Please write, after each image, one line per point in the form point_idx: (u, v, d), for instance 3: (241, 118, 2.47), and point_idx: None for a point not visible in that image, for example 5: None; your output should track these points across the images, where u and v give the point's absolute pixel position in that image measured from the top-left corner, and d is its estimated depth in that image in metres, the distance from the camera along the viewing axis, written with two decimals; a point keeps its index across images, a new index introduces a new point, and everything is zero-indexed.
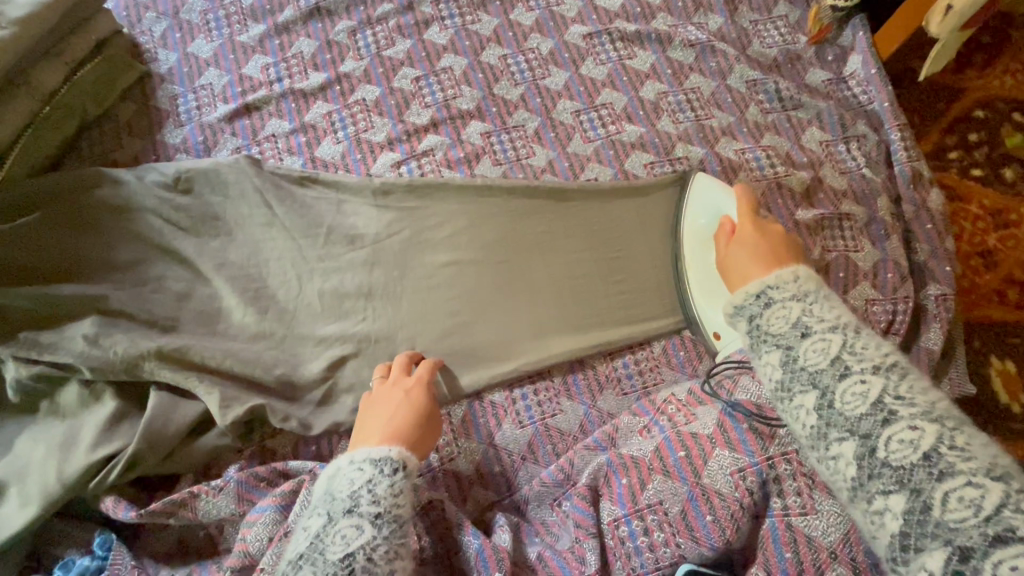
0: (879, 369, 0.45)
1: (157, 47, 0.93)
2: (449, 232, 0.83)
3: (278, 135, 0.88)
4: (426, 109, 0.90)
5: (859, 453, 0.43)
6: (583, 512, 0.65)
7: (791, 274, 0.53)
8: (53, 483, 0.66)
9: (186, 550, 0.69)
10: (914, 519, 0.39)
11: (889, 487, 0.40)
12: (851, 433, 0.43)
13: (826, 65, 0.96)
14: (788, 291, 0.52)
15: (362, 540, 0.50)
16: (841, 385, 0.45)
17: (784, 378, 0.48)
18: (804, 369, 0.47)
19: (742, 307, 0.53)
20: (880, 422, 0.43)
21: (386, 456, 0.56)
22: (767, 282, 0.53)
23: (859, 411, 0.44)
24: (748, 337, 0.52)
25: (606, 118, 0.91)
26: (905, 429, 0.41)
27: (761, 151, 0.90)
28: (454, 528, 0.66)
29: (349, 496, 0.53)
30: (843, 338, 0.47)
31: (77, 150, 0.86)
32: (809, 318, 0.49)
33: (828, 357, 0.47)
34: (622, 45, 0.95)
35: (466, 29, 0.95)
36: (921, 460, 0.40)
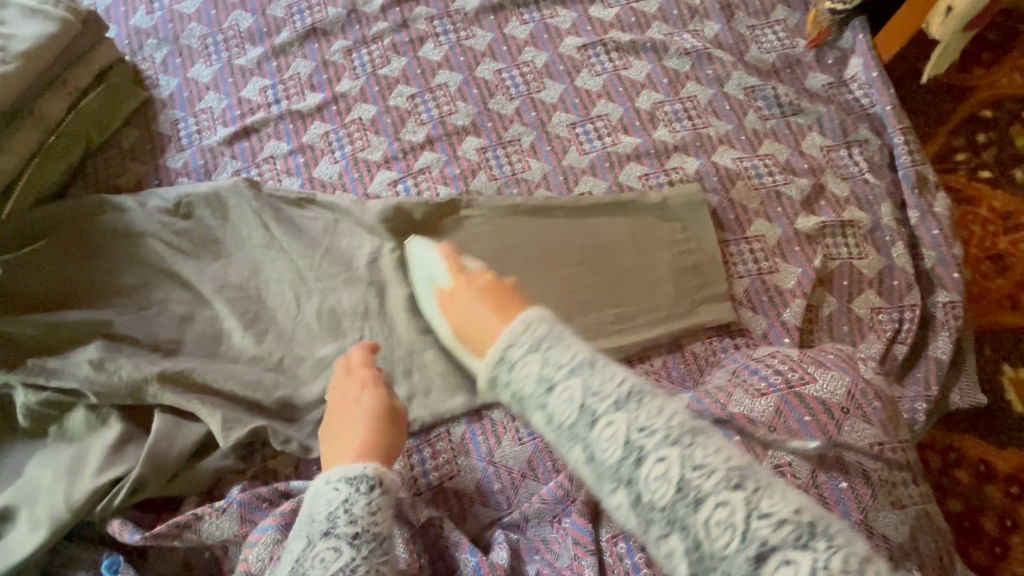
0: (620, 403, 0.43)
1: (158, 73, 0.95)
2: (440, 254, 0.83)
3: (276, 157, 0.90)
4: (422, 127, 0.91)
5: (630, 503, 0.41)
6: (581, 530, 0.65)
7: (520, 324, 0.50)
8: (60, 507, 0.67)
9: (191, 570, 0.70)
10: (694, 557, 0.39)
11: (658, 526, 0.40)
12: (618, 484, 0.41)
13: (827, 69, 0.95)
14: (523, 346, 0.48)
15: (340, 563, 0.50)
16: (593, 433, 0.43)
17: (554, 436, 0.45)
18: (563, 428, 0.44)
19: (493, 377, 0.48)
20: (634, 462, 0.41)
21: (362, 474, 0.56)
22: (502, 344, 0.50)
23: (615, 458, 0.42)
24: (511, 404, 0.48)
25: (602, 130, 0.91)
26: (655, 465, 0.41)
27: (760, 159, 0.89)
28: (451, 545, 0.67)
29: (326, 518, 0.53)
30: (582, 380, 0.45)
31: (82, 176, 0.88)
32: (549, 368, 0.46)
33: (574, 408, 0.44)
34: (618, 55, 0.95)
35: (460, 45, 0.96)
36: (677, 493, 0.40)
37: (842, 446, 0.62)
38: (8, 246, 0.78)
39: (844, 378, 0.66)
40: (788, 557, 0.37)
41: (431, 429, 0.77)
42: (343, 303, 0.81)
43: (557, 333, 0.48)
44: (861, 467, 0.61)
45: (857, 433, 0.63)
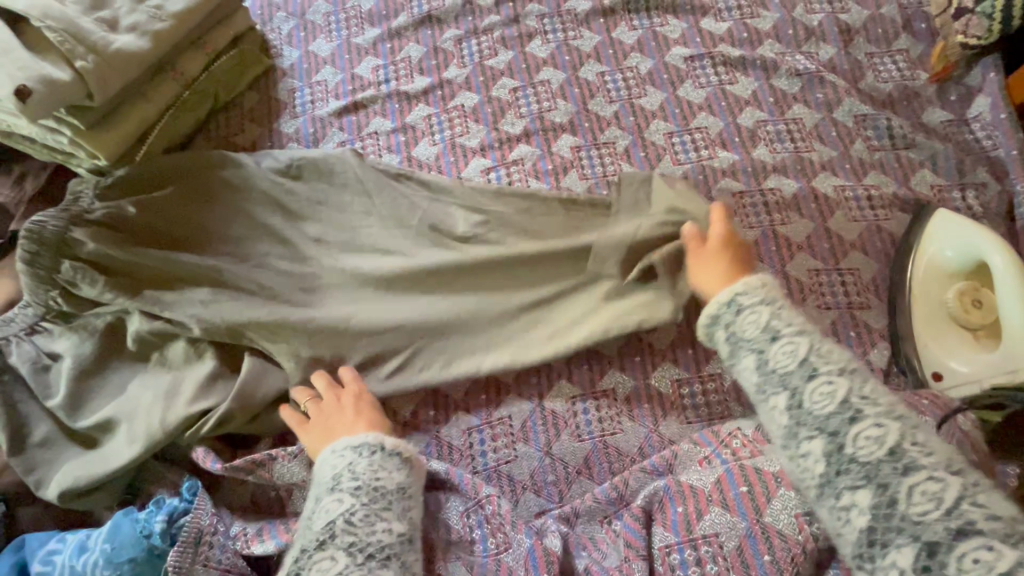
0: (840, 372, 0.53)
1: (283, 44, 1.02)
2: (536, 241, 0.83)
3: (380, 133, 0.94)
4: (520, 120, 0.93)
5: (827, 450, 0.50)
6: (634, 534, 0.65)
7: (759, 281, 0.60)
8: (156, 427, 0.73)
9: (258, 506, 0.76)
10: (881, 513, 0.45)
11: (851, 476, 0.48)
12: (820, 430, 0.50)
13: (948, 105, 0.90)
14: (755, 296, 0.59)
15: (341, 509, 0.58)
16: (808, 386, 0.52)
17: (759, 380, 0.56)
18: (776, 371, 0.55)
19: (717, 316, 0.61)
20: (847, 420, 0.50)
21: (363, 441, 0.64)
22: (736, 290, 0.61)
23: (826, 410, 0.51)
24: (726, 342, 0.60)
25: (699, 142, 0.90)
26: (870, 427, 0.49)
27: (863, 191, 0.86)
28: (507, 524, 0.67)
29: (332, 477, 0.62)
30: (809, 341, 0.55)
31: (207, 131, 0.95)
32: (777, 321, 0.57)
33: (795, 358, 0.54)
34: (724, 70, 0.94)
35: (568, 44, 0.97)
36: (887, 456, 0.47)
37: None
38: (137, 185, 0.85)
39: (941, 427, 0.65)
40: (993, 544, 0.41)
41: (493, 409, 0.80)
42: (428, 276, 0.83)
43: (773, 301, 0.59)
44: None
45: None
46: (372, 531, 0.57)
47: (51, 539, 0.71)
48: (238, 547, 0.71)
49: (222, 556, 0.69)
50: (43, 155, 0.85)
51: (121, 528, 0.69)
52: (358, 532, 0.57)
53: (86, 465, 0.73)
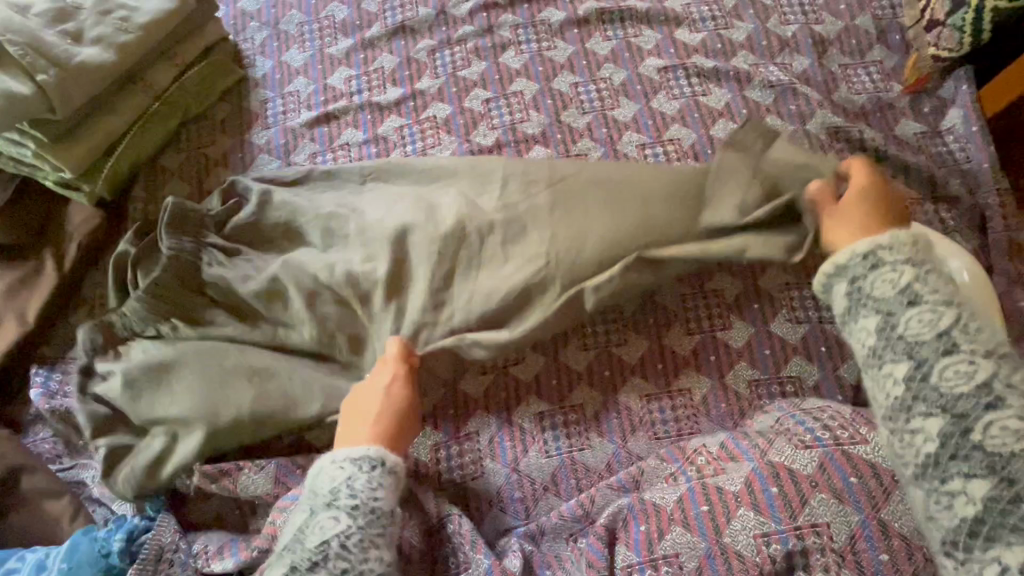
0: (989, 353, 0.46)
1: (256, 54, 1.01)
2: (604, 195, 0.74)
3: (351, 144, 0.93)
4: (492, 131, 0.92)
5: (945, 432, 0.45)
6: (597, 553, 0.65)
7: (908, 237, 0.53)
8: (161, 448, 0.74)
9: (221, 523, 0.76)
10: (995, 508, 0.42)
11: (972, 467, 0.44)
12: (944, 411, 0.46)
13: (922, 117, 0.89)
14: (902, 254, 0.52)
15: (337, 528, 0.57)
16: (944, 361, 0.47)
17: (877, 344, 0.50)
18: (903, 338, 0.49)
19: (846, 267, 0.54)
20: (983, 406, 0.45)
21: (362, 455, 0.61)
22: (879, 242, 0.53)
23: (960, 391, 0.45)
24: (847, 297, 0.54)
25: (672, 154, 0.89)
26: (1012, 419, 0.44)
27: None
28: (466, 542, 0.68)
29: (326, 492, 0.59)
30: (957, 315, 0.48)
31: (178, 143, 0.94)
32: (921, 286, 0.50)
33: (935, 329, 0.48)
34: (698, 81, 0.93)
35: (541, 54, 0.97)
36: (1023, 453, 0.43)
37: (888, 516, 0.58)
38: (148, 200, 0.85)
39: None
40: None
41: (461, 426, 0.79)
42: (484, 257, 0.73)
43: (921, 266, 0.51)
44: (907, 541, 0.57)
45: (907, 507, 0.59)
46: (364, 559, 0.56)
47: (9, 558, 0.68)
48: (199, 565, 0.70)
49: (183, 573, 0.68)
50: (8, 167, 0.85)
51: (78, 547, 0.68)
52: (351, 559, 0.56)
53: (149, 462, 0.73)
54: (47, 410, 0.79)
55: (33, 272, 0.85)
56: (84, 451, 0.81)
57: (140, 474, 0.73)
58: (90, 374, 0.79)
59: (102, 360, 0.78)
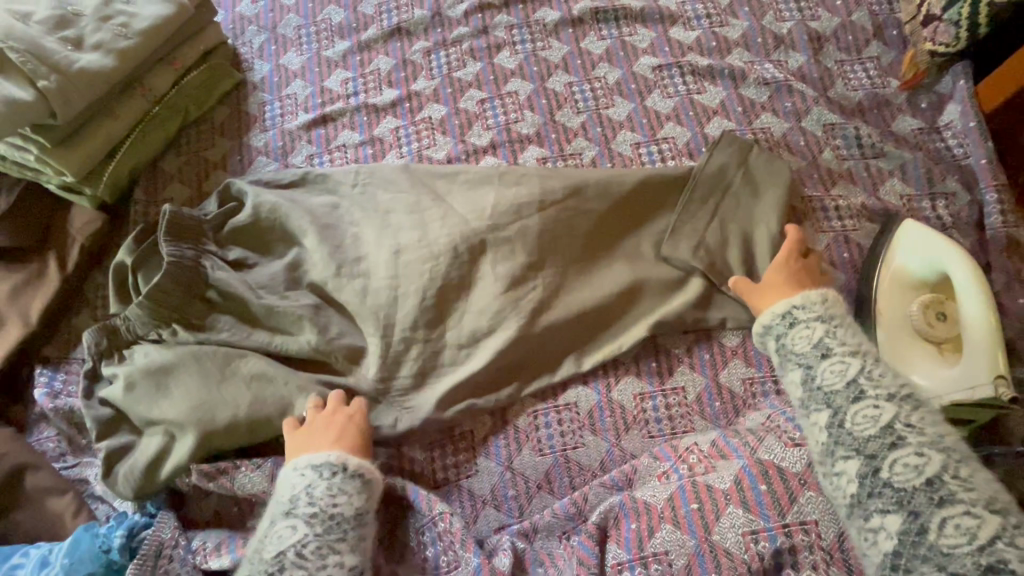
0: (889, 399, 0.58)
1: (254, 58, 1.02)
2: (573, 203, 0.82)
3: (348, 146, 0.94)
4: (487, 131, 0.93)
5: (863, 471, 0.55)
6: (588, 551, 0.66)
7: (818, 296, 0.67)
8: (155, 452, 0.74)
9: (219, 519, 0.76)
10: (909, 539, 0.50)
11: (884, 501, 0.53)
12: (858, 452, 0.56)
13: (919, 113, 0.88)
14: (813, 312, 0.66)
15: (295, 537, 0.61)
16: (853, 408, 0.58)
17: (804, 397, 0.62)
18: (822, 388, 0.61)
19: (771, 327, 0.68)
20: (888, 445, 0.55)
21: (325, 461, 0.66)
22: (794, 303, 0.67)
23: (868, 433, 0.56)
24: (777, 354, 0.67)
25: (666, 153, 0.90)
26: (910, 455, 0.54)
27: (831, 202, 0.85)
28: (457, 541, 0.68)
29: (290, 499, 0.64)
30: (860, 364, 0.61)
31: (177, 146, 0.96)
32: (830, 340, 0.64)
33: (844, 379, 0.60)
34: (692, 79, 0.93)
35: (536, 55, 0.97)
36: (923, 486, 0.52)
37: None
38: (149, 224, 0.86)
39: None
40: None
41: (455, 425, 0.79)
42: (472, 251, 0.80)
43: (829, 318, 0.65)
44: None
45: None
46: (322, 565, 0.60)
47: (14, 553, 0.70)
48: (198, 562, 0.72)
49: (182, 569, 0.70)
50: (14, 172, 0.87)
51: (80, 544, 0.69)
52: (309, 565, 0.60)
53: (153, 459, 0.73)
54: (51, 409, 0.82)
55: (36, 274, 0.86)
56: (87, 449, 0.83)
57: (145, 471, 0.73)
58: (96, 379, 0.79)
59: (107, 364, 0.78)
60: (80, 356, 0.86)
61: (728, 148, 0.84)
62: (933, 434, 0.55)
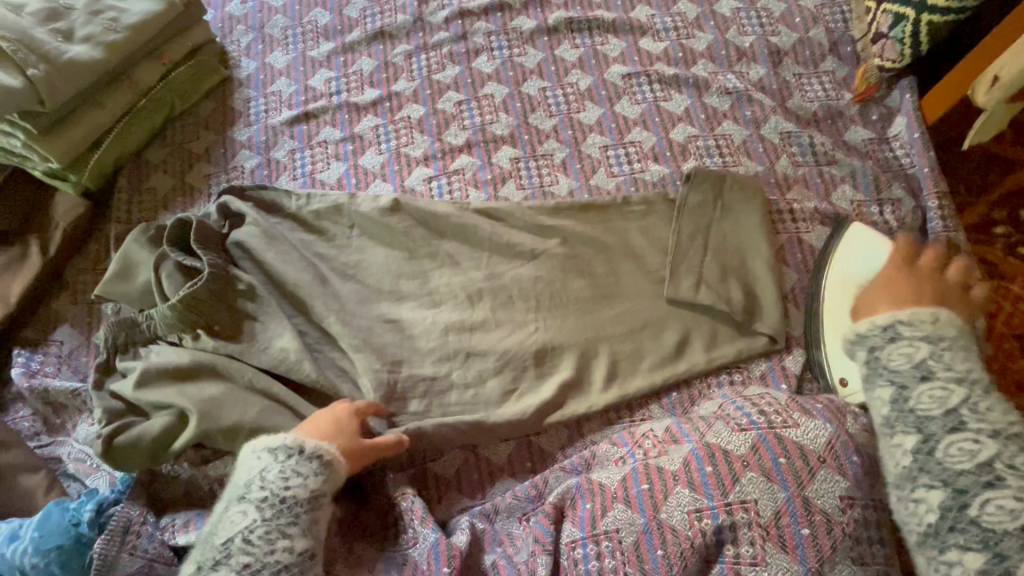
0: (992, 436, 0.55)
1: (241, 56, 1.06)
2: (555, 234, 0.89)
3: (329, 142, 0.98)
4: (463, 131, 0.97)
5: (945, 504, 0.54)
6: (543, 529, 0.68)
7: (930, 316, 0.61)
8: (147, 436, 0.75)
9: (190, 499, 0.78)
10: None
11: (971, 538, 0.53)
12: (944, 484, 0.55)
13: (869, 124, 0.94)
14: (922, 330, 0.61)
15: (244, 522, 0.62)
16: (949, 439, 0.56)
17: (890, 414, 0.60)
18: (914, 411, 0.58)
19: (867, 336, 0.64)
20: (984, 484, 0.53)
21: (281, 444, 0.66)
22: (900, 318, 0.62)
23: (962, 467, 0.55)
24: (866, 365, 0.63)
25: (633, 156, 0.94)
26: (1007, 499, 0.52)
27: (785, 205, 0.90)
28: (416, 519, 0.70)
29: (245, 483, 0.65)
30: (965, 393, 0.58)
31: (162, 139, 0.99)
32: (934, 362, 0.59)
33: (943, 407, 0.57)
34: (659, 87, 0.98)
35: (512, 60, 1.01)
36: (1016, 529, 0.51)
37: (812, 493, 0.62)
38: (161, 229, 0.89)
39: (827, 429, 0.66)
40: None
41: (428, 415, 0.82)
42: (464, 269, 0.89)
43: (937, 339, 0.60)
44: (827, 518, 0.61)
45: (830, 485, 0.62)
46: (270, 550, 0.60)
47: None
48: (166, 538, 0.73)
49: (148, 546, 0.71)
50: None
51: (50, 517, 0.71)
52: (256, 551, 0.60)
53: (158, 438, 0.75)
54: (26, 387, 0.83)
55: (17, 256, 0.89)
56: (62, 429, 0.84)
57: (151, 449, 0.75)
58: (108, 373, 0.82)
59: (122, 359, 0.83)
60: (59, 339, 0.88)
61: (701, 186, 0.89)
62: None
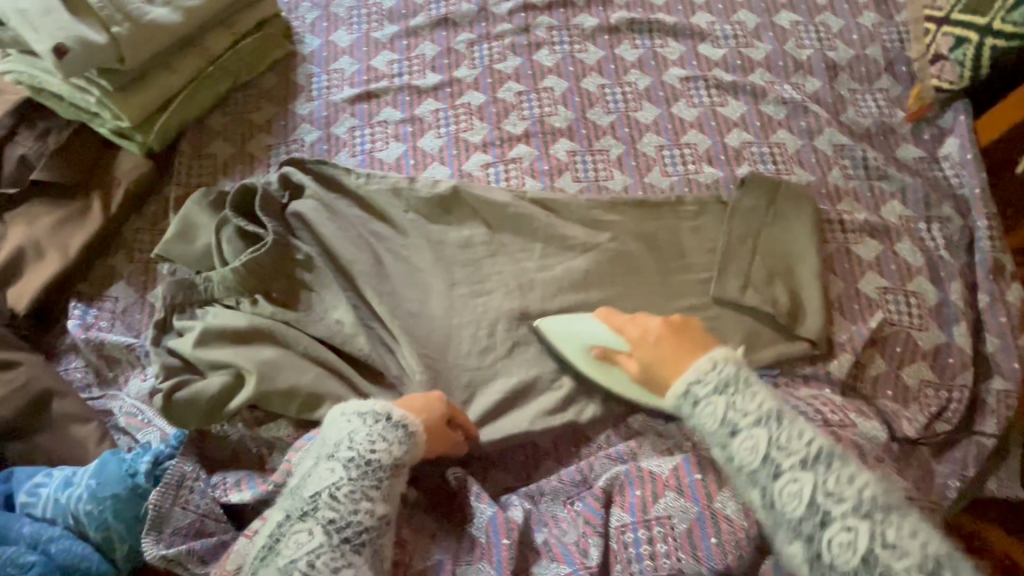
0: (820, 466, 0.59)
1: (306, 32, 1.07)
2: (608, 228, 0.91)
3: (389, 122, 0.99)
4: (522, 121, 0.98)
5: (808, 553, 0.57)
6: (593, 511, 0.69)
7: (709, 365, 0.65)
8: (202, 395, 0.76)
9: (237, 460, 0.78)
10: None
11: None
12: (798, 535, 0.58)
13: (921, 143, 0.96)
14: (709, 385, 0.65)
15: (332, 479, 0.62)
16: (778, 485, 0.59)
17: (733, 471, 0.62)
18: (746, 469, 0.61)
19: (680, 407, 0.66)
20: (818, 523, 0.57)
21: (369, 409, 0.66)
22: (691, 379, 0.65)
23: (800, 513, 0.58)
24: (695, 432, 0.65)
25: (688, 157, 0.96)
26: (840, 531, 0.56)
27: (836, 215, 0.91)
28: (471, 495, 0.72)
29: (335, 442, 0.64)
30: (767, 437, 0.61)
31: (224, 107, 1.01)
32: (735, 416, 0.62)
33: (758, 456, 0.60)
34: (717, 93, 1.00)
35: (573, 56, 1.03)
36: (859, 560, 0.55)
37: None
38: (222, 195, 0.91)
39: None
40: None
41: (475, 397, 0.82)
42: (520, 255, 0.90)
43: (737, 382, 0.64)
44: None
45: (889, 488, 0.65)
46: (354, 510, 0.60)
47: (38, 472, 0.74)
48: (216, 495, 0.73)
49: (200, 501, 0.72)
50: (68, 113, 0.92)
51: (107, 466, 0.72)
52: (341, 508, 0.60)
53: (215, 399, 0.77)
54: (82, 339, 0.85)
55: (79, 211, 0.90)
56: (113, 383, 0.85)
57: (207, 409, 0.76)
58: (164, 330, 0.84)
59: (180, 318, 0.84)
60: (114, 295, 0.89)
61: (755, 191, 0.91)
62: (860, 496, 0.57)
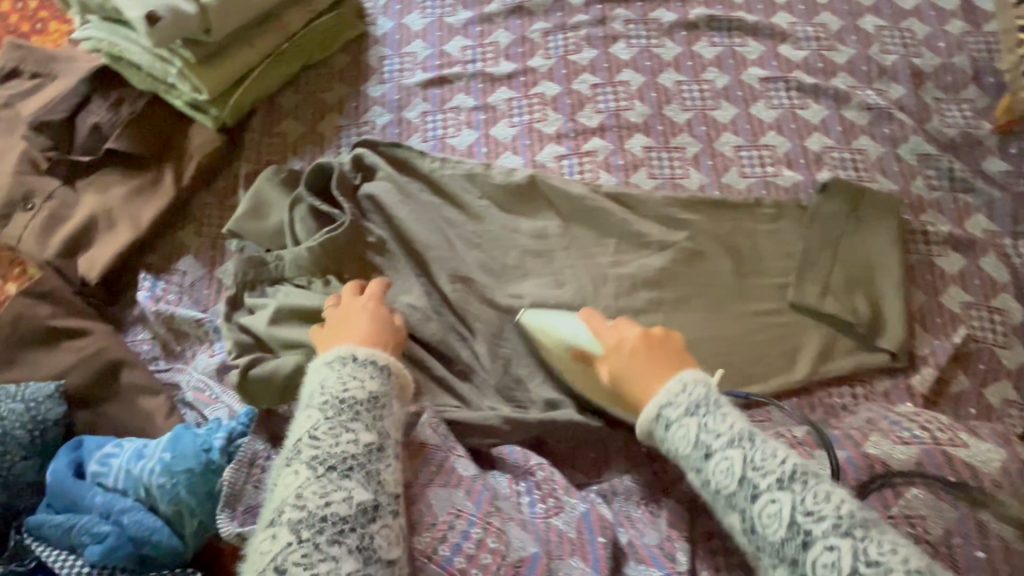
0: (783, 481, 0.55)
1: (378, 14, 1.06)
2: (684, 227, 0.88)
3: (461, 109, 0.98)
4: (597, 114, 0.97)
5: None
6: (677, 515, 0.68)
7: (680, 386, 0.62)
8: (277, 373, 0.74)
9: None
10: None
11: None
12: (781, 560, 0.53)
13: (1008, 157, 0.94)
14: (680, 408, 0.61)
15: (309, 424, 0.58)
16: (755, 506, 0.55)
17: (711, 496, 0.58)
18: (721, 491, 0.57)
19: (651, 430, 0.62)
20: (801, 544, 0.52)
21: (337, 356, 0.63)
22: (660, 403, 0.62)
23: (779, 533, 0.53)
24: (670, 458, 0.62)
25: (766, 159, 0.94)
26: (823, 551, 0.51)
27: (920, 225, 0.89)
28: (562, 489, 0.70)
29: (308, 395, 0.61)
30: (741, 451, 0.57)
31: (295, 84, 0.99)
32: (706, 434, 0.59)
33: (733, 475, 0.56)
34: (797, 95, 0.98)
35: (650, 50, 1.01)
36: None
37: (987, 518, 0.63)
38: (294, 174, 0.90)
39: (1000, 454, 0.67)
40: None
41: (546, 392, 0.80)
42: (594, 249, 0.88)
43: (709, 401, 0.61)
44: (1004, 543, 0.62)
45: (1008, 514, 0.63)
46: (336, 444, 0.56)
47: (108, 442, 0.74)
48: None
49: None
50: (144, 83, 0.91)
51: (182, 440, 0.72)
52: (323, 448, 0.56)
53: (290, 377, 0.74)
54: (153, 311, 0.84)
55: (151, 182, 0.89)
56: (180, 357, 0.84)
57: (283, 387, 0.74)
58: (235, 307, 0.83)
59: (250, 295, 0.83)
60: (182, 269, 0.88)
61: (839, 197, 0.88)
62: (831, 509, 0.53)
